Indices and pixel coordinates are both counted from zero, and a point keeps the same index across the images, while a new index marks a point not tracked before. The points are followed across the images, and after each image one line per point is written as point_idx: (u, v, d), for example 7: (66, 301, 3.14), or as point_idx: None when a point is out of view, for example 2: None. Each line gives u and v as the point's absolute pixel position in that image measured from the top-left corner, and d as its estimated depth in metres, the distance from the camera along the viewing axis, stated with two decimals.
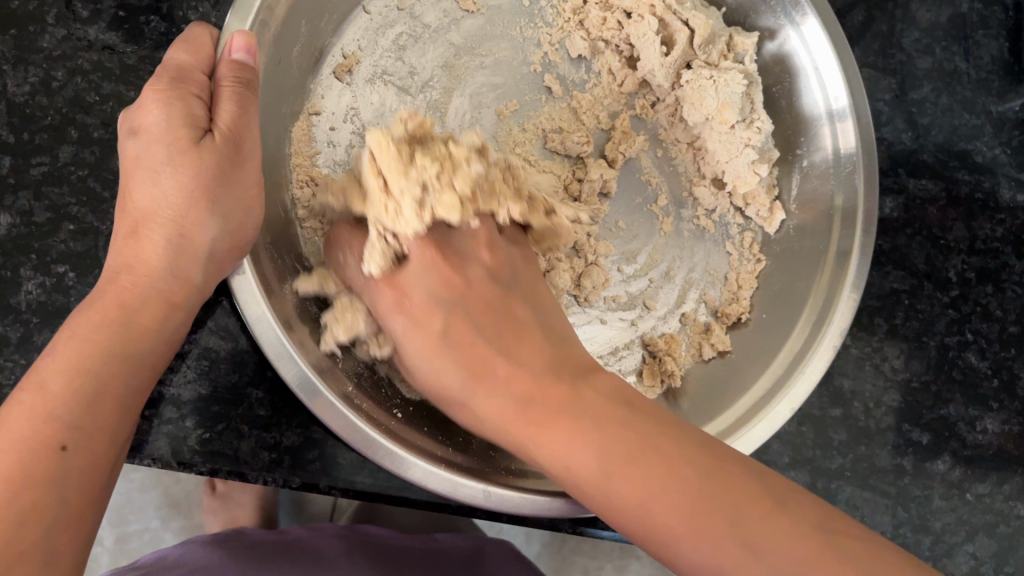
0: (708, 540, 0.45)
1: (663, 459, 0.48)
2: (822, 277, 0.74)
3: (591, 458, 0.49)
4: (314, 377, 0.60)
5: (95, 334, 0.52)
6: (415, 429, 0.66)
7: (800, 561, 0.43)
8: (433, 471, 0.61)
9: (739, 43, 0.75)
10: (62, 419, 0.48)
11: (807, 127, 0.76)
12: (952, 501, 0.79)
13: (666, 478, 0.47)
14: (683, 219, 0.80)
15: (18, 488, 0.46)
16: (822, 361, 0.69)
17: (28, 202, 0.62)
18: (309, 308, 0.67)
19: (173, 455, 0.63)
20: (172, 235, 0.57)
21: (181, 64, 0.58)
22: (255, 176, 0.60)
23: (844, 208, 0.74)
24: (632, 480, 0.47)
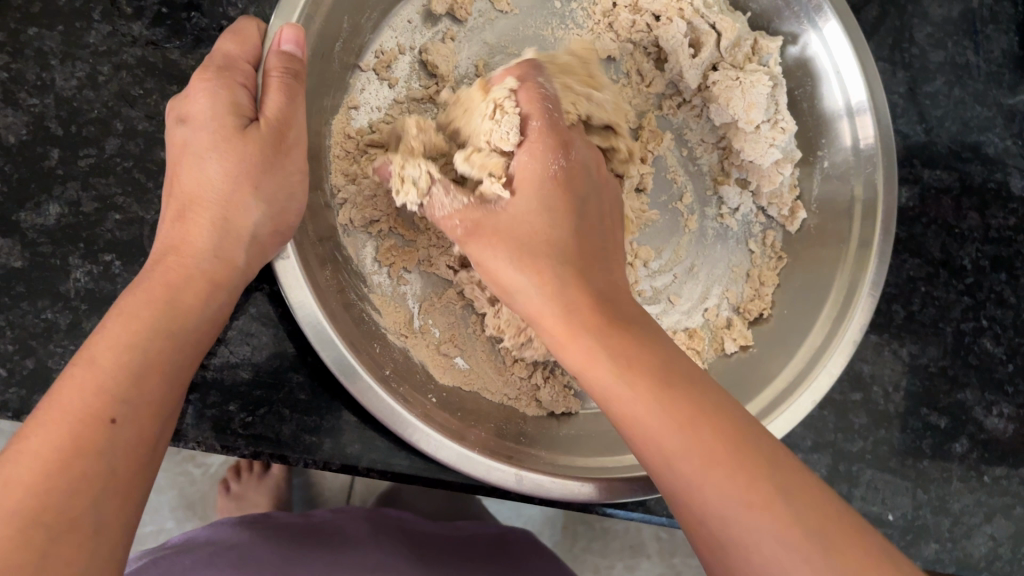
0: (692, 456, 0.46)
1: (716, 421, 0.47)
2: (842, 272, 0.75)
3: (644, 402, 0.49)
4: (354, 361, 0.61)
5: (141, 311, 0.53)
6: (448, 413, 0.67)
7: (807, 521, 0.43)
8: (467, 454, 0.62)
9: (765, 47, 0.76)
10: (110, 393, 0.49)
11: (828, 128, 0.77)
12: (970, 483, 0.81)
13: (714, 438, 0.46)
14: (707, 218, 0.82)
15: (68, 459, 0.46)
16: (843, 355, 0.70)
17: (75, 192, 0.64)
18: (350, 297, 0.68)
19: (216, 438, 0.65)
20: (218, 219, 0.58)
21: (229, 53, 0.61)
22: (295, 163, 0.63)
23: (865, 201, 0.75)
24: (678, 428, 0.47)
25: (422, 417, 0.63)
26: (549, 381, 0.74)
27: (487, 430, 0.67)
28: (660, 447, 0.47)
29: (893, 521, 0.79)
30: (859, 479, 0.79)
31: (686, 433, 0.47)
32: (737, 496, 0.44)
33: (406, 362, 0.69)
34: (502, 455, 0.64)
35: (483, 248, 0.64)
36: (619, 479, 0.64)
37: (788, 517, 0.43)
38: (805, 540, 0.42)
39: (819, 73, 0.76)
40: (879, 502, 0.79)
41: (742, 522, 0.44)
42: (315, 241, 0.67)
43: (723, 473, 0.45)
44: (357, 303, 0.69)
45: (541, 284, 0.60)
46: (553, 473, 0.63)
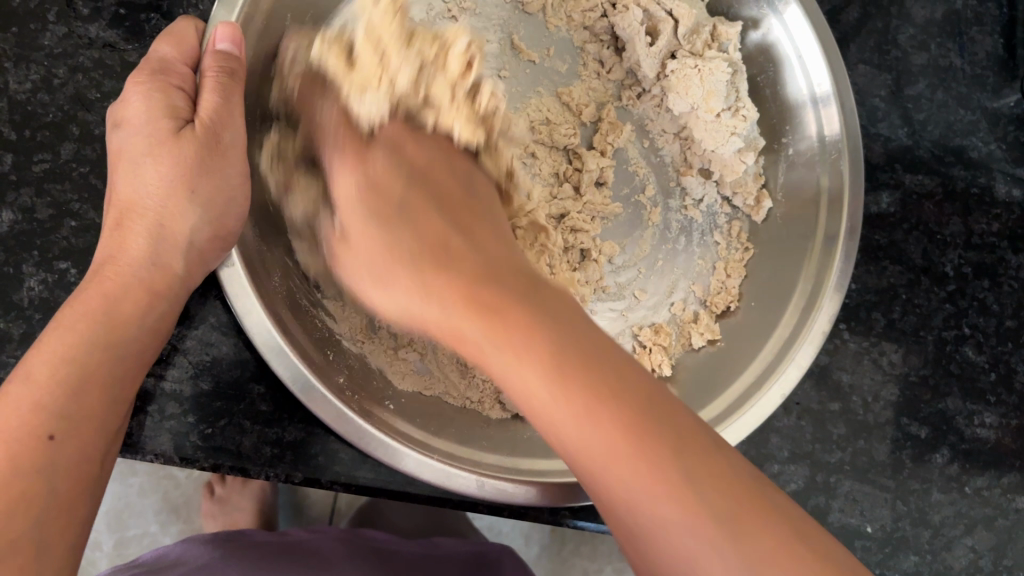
0: (620, 464, 0.45)
1: (700, 476, 0.44)
2: (808, 267, 0.73)
3: (629, 467, 0.44)
4: (304, 366, 0.59)
5: (77, 324, 0.52)
6: (403, 420, 0.65)
7: (723, 503, 0.44)
8: (425, 460, 0.61)
9: (723, 33, 0.74)
10: (48, 408, 0.47)
11: (790, 116, 0.75)
12: (951, 494, 0.79)
13: (702, 500, 0.43)
14: (671, 209, 0.82)
15: (8, 479, 0.44)
16: (811, 350, 0.69)
17: (30, 199, 0.63)
18: (300, 302, 0.67)
19: (175, 451, 0.63)
20: (153, 226, 0.57)
21: (164, 55, 0.59)
22: (239, 166, 0.60)
23: (830, 192, 0.73)
24: (667, 497, 0.44)
25: (374, 423, 0.61)
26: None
27: (446, 436, 0.66)
28: (638, 498, 0.44)
29: (871, 533, 0.77)
30: (838, 490, 0.78)
31: (617, 436, 0.45)
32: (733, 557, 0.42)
33: (363, 370, 0.68)
34: (462, 460, 0.63)
35: (380, 290, 0.59)
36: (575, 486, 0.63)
37: (714, 499, 0.44)
38: (729, 524, 0.43)
39: (782, 59, 0.74)
40: (858, 514, 0.78)
41: (677, 529, 0.43)
42: (262, 244, 0.66)
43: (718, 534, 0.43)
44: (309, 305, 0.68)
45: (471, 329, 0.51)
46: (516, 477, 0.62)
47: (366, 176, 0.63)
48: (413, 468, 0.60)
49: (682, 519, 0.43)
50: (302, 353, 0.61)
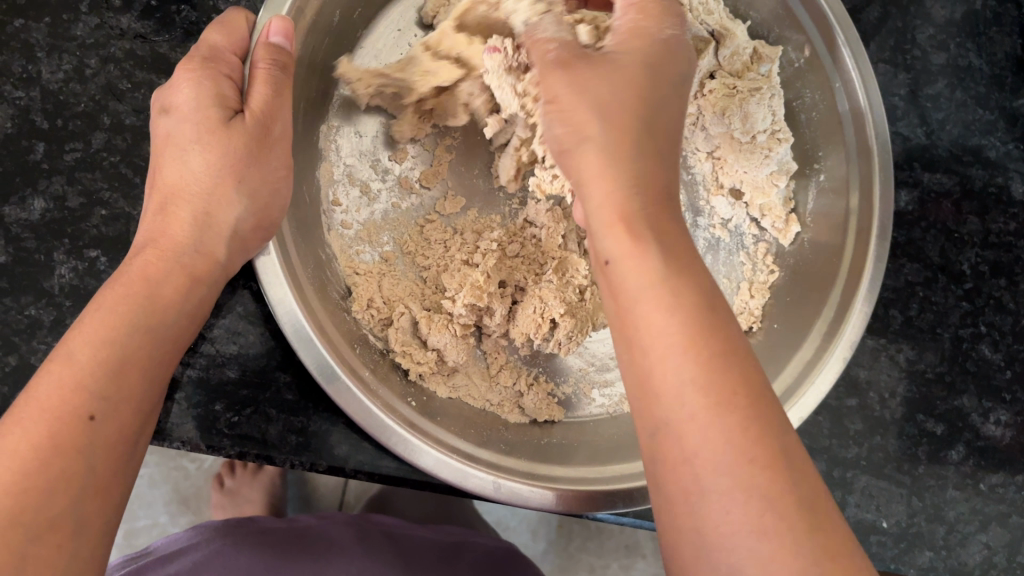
0: (685, 405, 0.42)
1: (718, 347, 0.44)
2: (835, 287, 0.73)
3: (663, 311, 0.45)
4: (335, 365, 0.60)
5: (120, 306, 0.52)
6: (425, 417, 0.65)
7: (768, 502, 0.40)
8: (445, 460, 0.61)
9: (765, 55, 0.74)
10: (89, 390, 0.48)
11: (824, 142, 0.76)
12: (966, 491, 0.80)
13: (716, 366, 0.43)
14: (699, 227, 0.83)
15: (48, 459, 0.45)
16: (833, 370, 0.69)
17: (61, 187, 0.64)
18: (333, 297, 0.67)
19: (201, 438, 0.64)
20: (199, 213, 0.58)
21: (215, 45, 0.60)
22: (280, 160, 0.62)
23: (859, 216, 0.73)
24: (684, 351, 0.43)
25: (399, 420, 0.61)
26: (533, 388, 0.74)
27: (473, 437, 0.66)
28: (665, 338, 0.44)
29: (886, 528, 0.78)
30: (853, 485, 0.79)
31: (699, 381, 0.42)
32: (716, 434, 0.41)
33: (389, 369, 0.68)
34: (481, 462, 0.63)
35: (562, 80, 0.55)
36: (601, 490, 0.63)
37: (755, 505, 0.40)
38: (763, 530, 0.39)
39: (824, 86, 0.74)
40: (873, 509, 0.78)
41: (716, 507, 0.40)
42: (297, 236, 0.66)
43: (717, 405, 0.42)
44: (339, 300, 0.68)
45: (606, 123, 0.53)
46: (531, 480, 0.63)
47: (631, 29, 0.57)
48: (432, 467, 0.60)
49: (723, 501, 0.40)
50: (334, 347, 0.62)
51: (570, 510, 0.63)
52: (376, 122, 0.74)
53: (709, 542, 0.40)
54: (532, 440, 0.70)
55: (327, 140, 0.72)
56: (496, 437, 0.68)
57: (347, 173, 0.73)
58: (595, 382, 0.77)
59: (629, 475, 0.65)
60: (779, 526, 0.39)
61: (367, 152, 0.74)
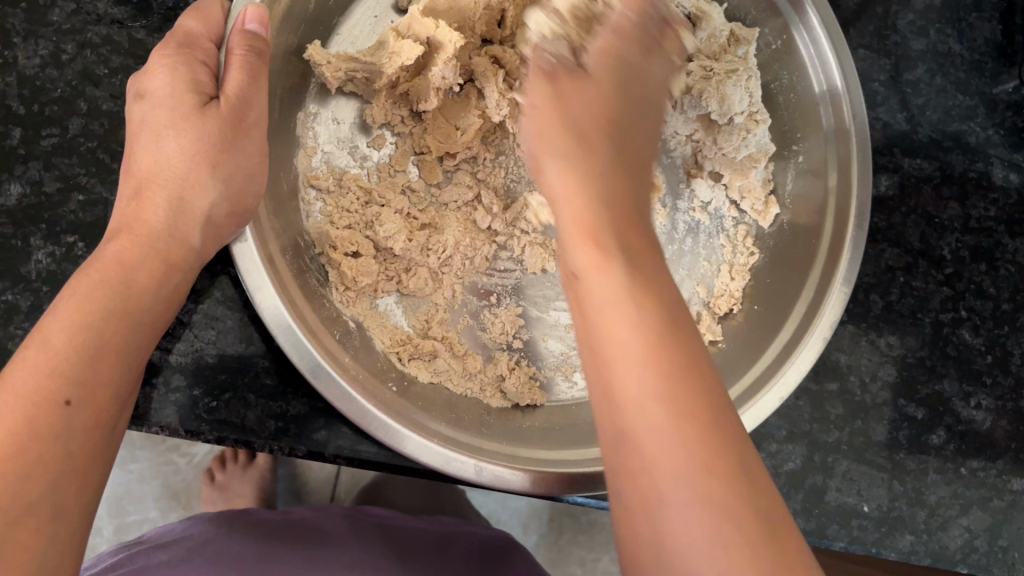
0: (660, 453, 0.41)
1: (701, 405, 0.42)
2: (816, 267, 0.73)
3: (674, 428, 0.41)
4: (314, 352, 0.59)
5: (94, 290, 0.52)
6: (408, 402, 0.65)
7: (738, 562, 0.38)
8: (425, 444, 0.60)
9: (741, 38, 0.75)
10: (64, 374, 0.48)
11: (804, 124, 0.76)
12: (946, 475, 0.80)
13: (728, 496, 0.40)
14: (679, 211, 0.84)
15: (23, 443, 0.45)
16: (813, 350, 0.69)
17: (38, 172, 0.64)
18: (311, 283, 0.67)
19: (180, 423, 0.64)
20: (173, 199, 0.58)
21: (189, 31, 0.60)
22: (257, 145, 0.62)
23: (838, 195, 0.72)
24: (683, 458, 0.40)
25: (380, 406, 0.61)
26: (514, 372, 0.74)
27: (451, 421, 0.66)
28: (651, 416, 0.42)
29: (868, 512, 0.78)
30: (835, 469, 0.79)
31: (669, 423, 0.41)
32: (687, 490, 0.40)
33: (367, 348, 0.68)
34: (460, 445, 0.62)
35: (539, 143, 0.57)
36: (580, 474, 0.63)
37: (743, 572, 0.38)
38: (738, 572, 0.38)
39: (802, 69, 0.74)
40: (854, 493, 0.78)
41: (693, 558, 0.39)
42: (274, 217, 0.66)
43: (699, 485, 0.40)
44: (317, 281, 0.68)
45: (566, 162, 0.54)
46: (516, 463, 0.62)
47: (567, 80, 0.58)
48: (414, 452, 0.60)
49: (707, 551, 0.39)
50: (311, 332, 0.61)
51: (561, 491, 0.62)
52: (352, 107, 0.74)
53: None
54: (514, 423, 0.69)
55: (304, 129, 0.71)
56: (476, 420, 0.68)
57: (325, 160, 0.73)
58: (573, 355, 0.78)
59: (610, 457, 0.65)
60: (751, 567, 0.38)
61: (345, 136, 0.74)
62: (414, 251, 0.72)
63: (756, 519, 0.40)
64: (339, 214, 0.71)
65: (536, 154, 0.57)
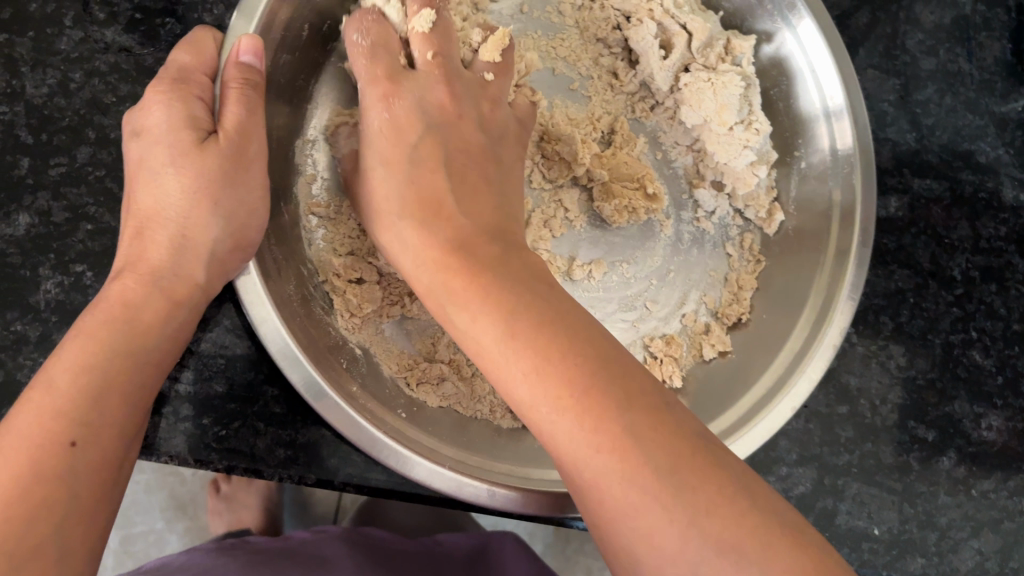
0: (610, 478, 0.45)
1: (620, 414, 0.46)
2: (822, 279, 0.73)
3: (605, 459, 0.45)
4: (319, 379, 0.59)
5: (99, 332, 0.52)
6: (417, 427, 0.65)
7: (704, 541, 0.42)
8: (435, 469, 0.60)
9: (737, 47, 0.75)
10: (70, 415, 0.48)
11: (804, 130, 0.76)
12: (957, 497, 0.80)
13: (673, 488, 0.44)
14: (683, 221, 0.81)
15: (29, 486, 0.45)
16: (822, 360, 0.69)
17: (46, 202, 0.63)
18: (315, 311, 0.67)
19: (190, 452, 0.64)
20: (176, 235, 0.58)
21: (181, 64, 0.61)
22: (262, 177, 0.62)
23: (842, 207, 0.73)
24: (622, 471, 0.44)
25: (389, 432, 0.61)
26: None
27: (459, 444, 0.65)
28: (571, 446, 0.46)
29: (879, 535, 0.78)
30: (845, 492, 0.78)
31: (608, 453, 0.45)
32: (641, 500, 0.44)
33: (373, 375, 0.68)
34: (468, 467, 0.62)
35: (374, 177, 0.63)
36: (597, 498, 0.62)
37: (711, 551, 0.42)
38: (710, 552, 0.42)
39: (802, 81, 0.75)
40: (865, 516, 0.78)
41: (667, 556, 0.43)
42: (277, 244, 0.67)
43: (637, 485, 0.44)
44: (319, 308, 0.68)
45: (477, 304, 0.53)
46: (528, 487, 0.62)
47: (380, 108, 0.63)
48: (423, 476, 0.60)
49: (671, 548, 0.43)
50: (316, 362, 0.61)
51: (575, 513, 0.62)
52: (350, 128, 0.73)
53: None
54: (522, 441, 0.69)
55: (302, 157, 0.71)
56: (488, 442, 0.68)
57: (324, 186, 0.72)
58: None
59: None
60: (724, 542, 0.42)
61: (339, 159, 0.73)
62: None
63: (722, 522, 0.43)
64: (341, 240, 0.71)
65: (384, 215, 0.63)
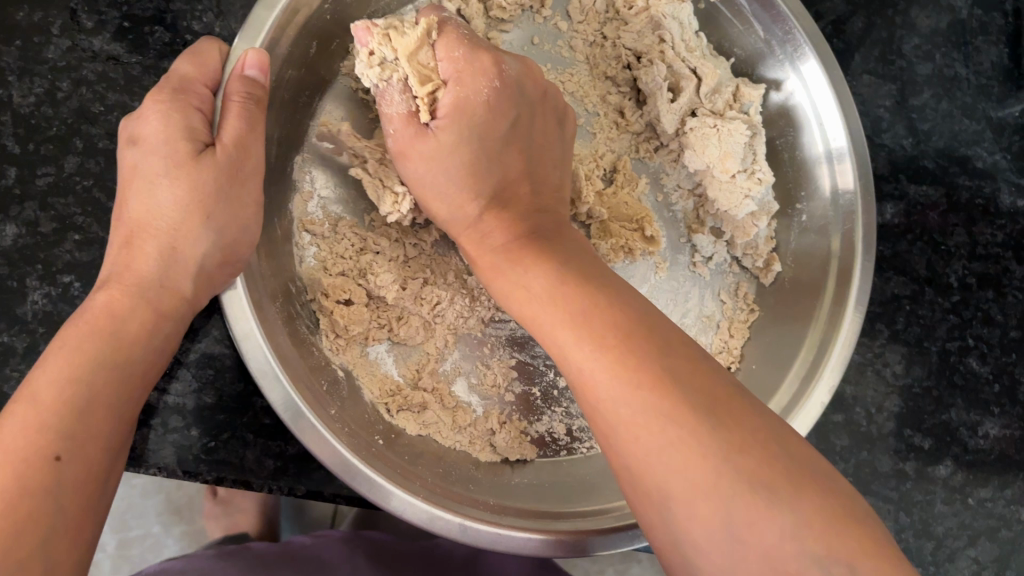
0: (643, 430, 0.44)
1: (656, 358, 0.46)
2: (821, 311, 0.73)
3: (641, 407, 0.44)
4: (298, 399, 0.58)
5: (84, 343, 0.52)
6: (393, 454, 0.64)
7: (742, 491, 0.41)
8: (407, 499, 0.59)
9: (746, 93, 0.75)
10: (55, 430, 0.48)
11: (806, 181, 0.76)
12: (954, 506, 0.79)
13: (709, 437, 0.42)
14: (679, 265, 0.81)
15: (16, 499, 0.44)
16: (827, 390, 0.68)
17: (33, 213, 0.63)
18: (301, 330, 0.66)
19: (178, 464, 0.63)
20: (165, 247, 0.57)
21: (186, 74, 0.60)
22: (255, 193, 0.61)
23: (842, 257, 0.73)
24: (659, 418, 0.43)
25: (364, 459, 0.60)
26: (505, 426, 0.73)
27: (437, 476, 0.65)
28: (610, 395, 0.45)
29: None
30: None
31: (645, 400, 0.44)
32: (684, 449, 0.42)
33: (354, 398, 0.67)
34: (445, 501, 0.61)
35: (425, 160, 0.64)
36: (593, 535, 0.62)
37: (752, 505, 0.41)
38: (755, 496, 0.41)
39: (806, 124, 0.75)
40: None
41: (703, 512, 0.41)
42: (265, 260, 0.65)
43: (676, 430, 0.43)
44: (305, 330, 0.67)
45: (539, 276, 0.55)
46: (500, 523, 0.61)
47: (462, 92, 0.63)
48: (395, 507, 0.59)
49: (708, 503, 0.41)
50: (298, 382, 0.60)
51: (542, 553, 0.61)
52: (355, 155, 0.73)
53: (690, 544, 0.42)
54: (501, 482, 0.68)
55: (301, 175, 0.70)
56: (483, 483, 0.67)
57: (321, 206, 0.71)
58: (572, 419, 0.76)
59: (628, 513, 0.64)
60: (763, 490, 0.41)
61: (341, 183, 0.72)
62: (407, 299, 0.70)
63: (748, 455, 0.42)
64: (334, 259, 0.70)
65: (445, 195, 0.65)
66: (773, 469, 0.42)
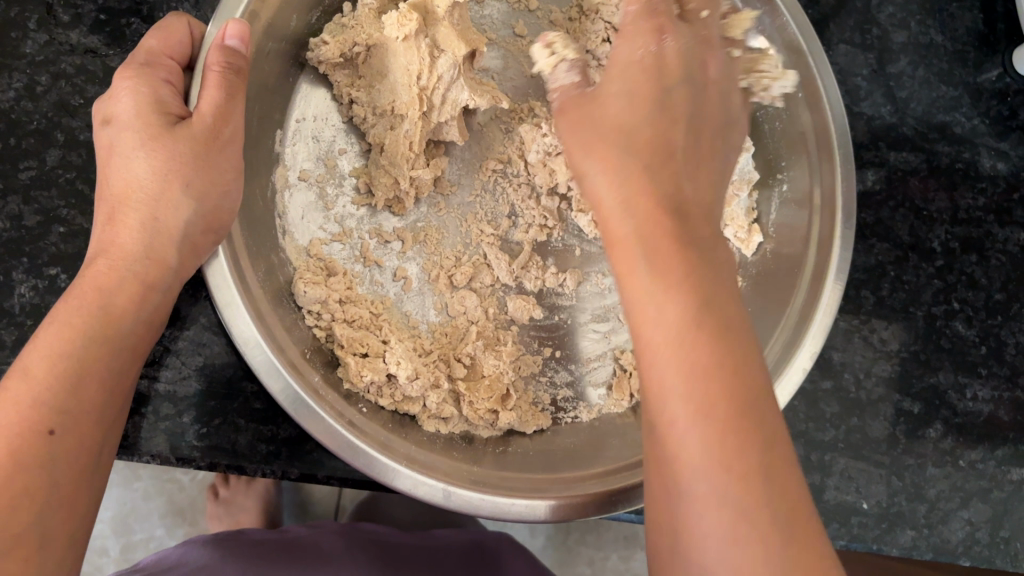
0: (689, 438, 0.42)
1: (729, 367, 0.43)
2: (804, 268, 0.74)
3: (696, 421, 0.42)
4: (277, 361, 0.59)
5: (73, 319, 0.52)
6: (378, 424, 0.64)
7: (748, 550, 0.40)
8: (390, 465, 0.59)
9: None
10: (49, 405, 0.48)
11: (787, 145, 0.77)
12: (945, 468, 0.80)
13: (738, 485, 0.41)
14: None
15: (9, 474, 0.46)
16: (810, 349, 0.69)
17: (18, 207, 0.64)
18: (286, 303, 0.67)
19: (171, 451, 0.64)
20: (147, 219, 0.57)
21: (150, 48, 0.61)
22: (234, 164, 0.61)
23: (823, 205, 0.73)
24: (707, 447, 0.41)
25: (350, 427, 0.60)
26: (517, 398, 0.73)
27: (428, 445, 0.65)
28: (671, 384, 0.43)
29: (868, 509, 0.78)
30: (832, 467, 0.78)
31: (693, 415, 0.42)
32: (713, 484, 0.41)
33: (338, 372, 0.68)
34: (436, 469, 0.61)
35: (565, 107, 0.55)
36: (575, 499, 0.62)
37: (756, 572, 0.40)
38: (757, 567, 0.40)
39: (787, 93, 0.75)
40: (853, 490, 0.78)
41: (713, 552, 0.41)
42: (250, 238, 0.66)
43: (719, 461, 0.41)
44: (290, 304, 0.67)
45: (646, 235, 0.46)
46: (483, 490, 0.61)
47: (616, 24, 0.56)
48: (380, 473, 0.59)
49: (723, 555, 0.41)
50: (284, 354, 0.61)
51: (525, 518, 0.61)
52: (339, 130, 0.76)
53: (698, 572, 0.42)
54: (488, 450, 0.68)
55: (280, 145, 0.72)
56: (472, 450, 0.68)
57: (302, 174, 0.73)
58: (557, 389, 0.77)
59: (610, 477, 0.64)
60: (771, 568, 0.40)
61: (325, 154, 0.74)
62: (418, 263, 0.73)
63: (763, 517, 0.41)
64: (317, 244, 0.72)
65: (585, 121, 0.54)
66: (797, 541, 0.41)
